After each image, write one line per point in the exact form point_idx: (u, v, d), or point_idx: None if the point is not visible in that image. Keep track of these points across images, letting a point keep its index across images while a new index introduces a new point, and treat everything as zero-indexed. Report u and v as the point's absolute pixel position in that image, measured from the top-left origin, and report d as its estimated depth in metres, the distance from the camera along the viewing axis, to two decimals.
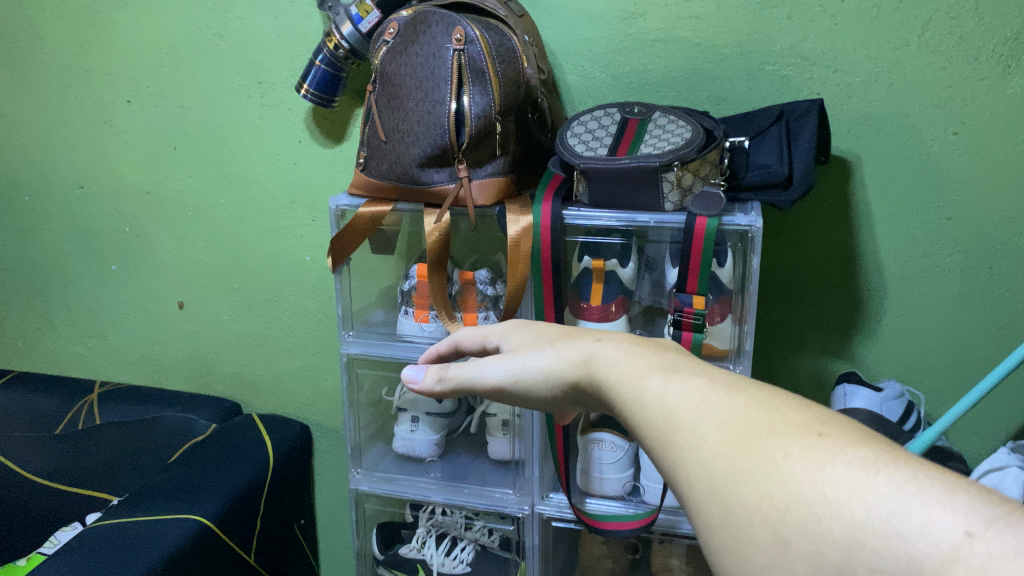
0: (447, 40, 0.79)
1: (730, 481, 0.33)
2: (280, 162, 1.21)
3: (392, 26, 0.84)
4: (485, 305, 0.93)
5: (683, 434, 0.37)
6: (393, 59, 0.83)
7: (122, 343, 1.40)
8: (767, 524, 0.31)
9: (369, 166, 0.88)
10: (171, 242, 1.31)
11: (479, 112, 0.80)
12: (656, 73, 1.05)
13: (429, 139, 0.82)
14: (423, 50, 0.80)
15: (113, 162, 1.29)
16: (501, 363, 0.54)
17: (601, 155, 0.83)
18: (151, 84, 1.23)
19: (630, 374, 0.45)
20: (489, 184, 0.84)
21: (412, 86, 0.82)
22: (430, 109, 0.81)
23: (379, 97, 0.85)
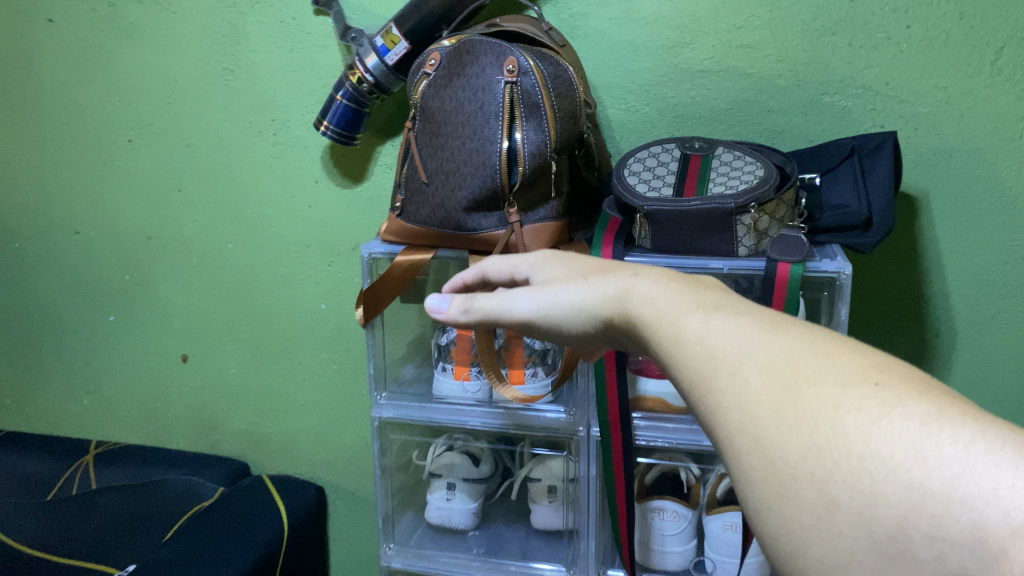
0: (499, 71, 0.72)
1: (773, 433, 0.33)
2: (295, 204, 1.13)
3: (433, 56, 0.76)
4: (533, 360, 0.83)
5: (724, 377, 0.36)
6: (436, 93, 0.75)
7: (118, 399, 1.29)
8: (814, 481, 0.31)
9: (405, 210, 0.79)
10: (174, 291, 1.21)
11: (534, 150, 0.73)
12: (705, 105, 0.97)
13: (477, 181, 0.73)
14: (472, 83, 0.73)
15: (112, 205, 1.20)
16: (530, 294, 0.51)
17: (666, 196, 0.75)
18: (155, 122, 1.15)
19: (667, 316, 0.42)
20: (542, 230, 0.76)
21: (459, 123, 0.73)
22: (479, 147, 0.73)
23: (418, 134, 0.77)
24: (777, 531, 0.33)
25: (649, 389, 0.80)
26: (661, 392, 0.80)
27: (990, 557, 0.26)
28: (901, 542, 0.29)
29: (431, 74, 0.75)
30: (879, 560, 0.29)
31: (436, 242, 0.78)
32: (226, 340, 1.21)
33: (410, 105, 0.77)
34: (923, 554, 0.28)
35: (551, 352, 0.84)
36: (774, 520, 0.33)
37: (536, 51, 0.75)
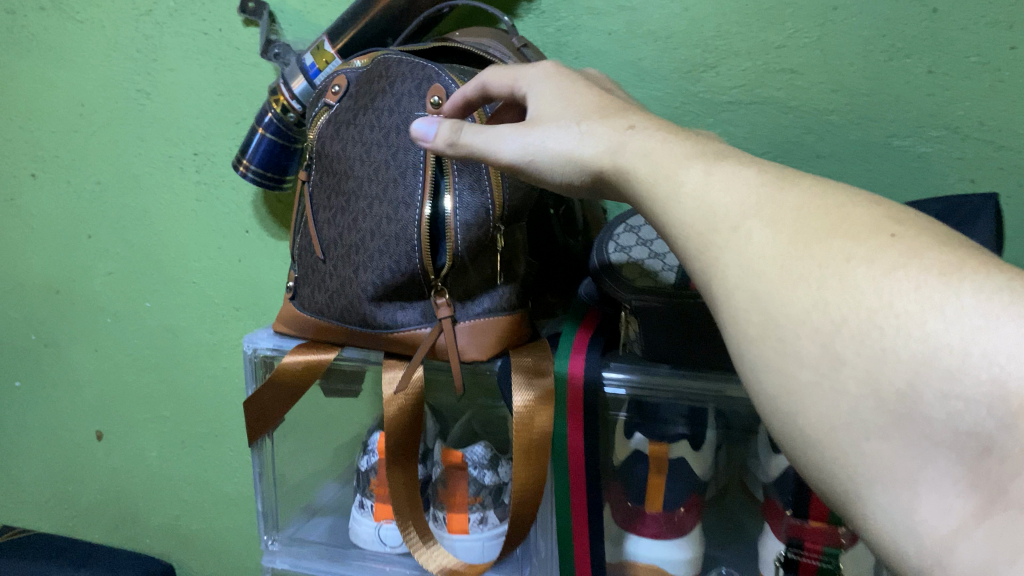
0: (420, 104, 0.51)
1: (774, 286, 0.31)
2: (221, 257, 0.92)
3: (335, 81, 0.55)
4: (481, 501, 0.60)
5: (726, 234, 0.33)
6: (336, 134, 0.54)
7: (26, 479, 1.09)
8: (817, 337, 0.29)
9: (303, 290, 0.59)
10: (85, 357, 1.01)
11: (468, 217, 0.51)
12: (733, 147, 0.73)
13: (389, 260, 0.52)
14: (382, 121, 0.52)
15: (14, 252, 0.99)
16: (515, 131, 0.44)
17: (668, 284, 0.52)
18: (60, 153, 0.94)
19: (652, 175, 0.38)
20: (486, 333, 0.54)
21: (365, 176, 0.52)
22: (392, 212, 0.51)
23: (317, 190, 0.57)
24: (773, 394, 0.31)
25: (640, 551, 0.58)
26: (655, 557, 0.57)
27: (1005, 415, 0.25)
28: (910, 403, 0.27)
29: (332, 107, 0.55)
30: (886, 426, 0.27)
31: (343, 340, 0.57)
32: (145, 418, 1.01)
33: (307, 149, 0.57)
34: (935, 415, 0.26)
35: (507, 488, 0.61)
36: (772, 385, 0.31)
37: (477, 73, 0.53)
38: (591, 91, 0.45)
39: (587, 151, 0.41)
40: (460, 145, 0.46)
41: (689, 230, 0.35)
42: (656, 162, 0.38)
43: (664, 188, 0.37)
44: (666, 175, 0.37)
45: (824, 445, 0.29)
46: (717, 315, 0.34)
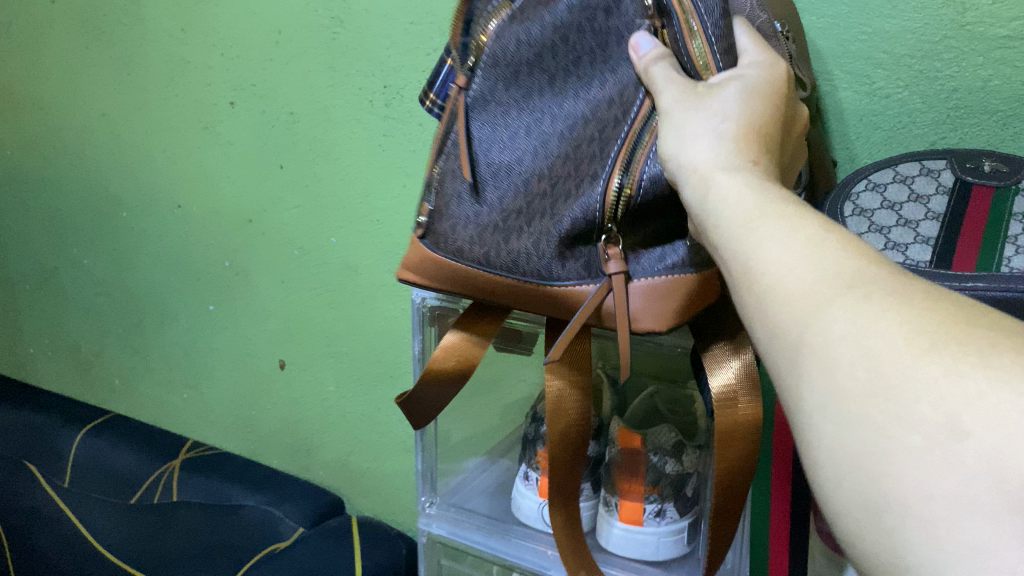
0: (639, 10, 0.46)
1: (895, 351, 0.26)
2: (405, 197, 0.88)
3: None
4: (660, 492, 0.52)
5: (847, 291, 0.29)
6: (523, 36, 0.49)
7: (218, 399, 1.13)
8: (935, 402, 0.25)
9: (443, 224, 0.54)
10: (273, 287, 1.02)
11: (662, 170, 0.46)
12: (1008, 93, 0.59)
13: (578, 192, 0.48)
14: (596, 25, 0.48)
15: (214, 178, 1.01)
16: (683, 98, 0.42)
17: (918, 266, 0.42)
18: (257, 82, 0.93)
19: (752, 208, 0.35)
20: (661, 301, 0.47)
21: (568, 93, 0.49)
22: (594, 134, 0.48)
23: (478, 101, 0.51)
24: (855, 452, 0.27)
25: None
26: None
27: None
28: None
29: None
30: (1000, 513, 0.23)
31: (490, 287, 0.53)
32: (325, 352, 1.01)
33: (476, 46, 0.50)
34: None
35: (691, 480, 0.54)
36: (855, 446, 0.27)
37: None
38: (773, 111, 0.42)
39: (706, 147, 0.39)
40: (650, 75, 0.44)
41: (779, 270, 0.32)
42: (763, 197, 0.35)
43: (766, 222, 0.34)
44: (769, 210, 0.34)
45: (904, 517, 0.25)
46: (802, 368, 0.30)
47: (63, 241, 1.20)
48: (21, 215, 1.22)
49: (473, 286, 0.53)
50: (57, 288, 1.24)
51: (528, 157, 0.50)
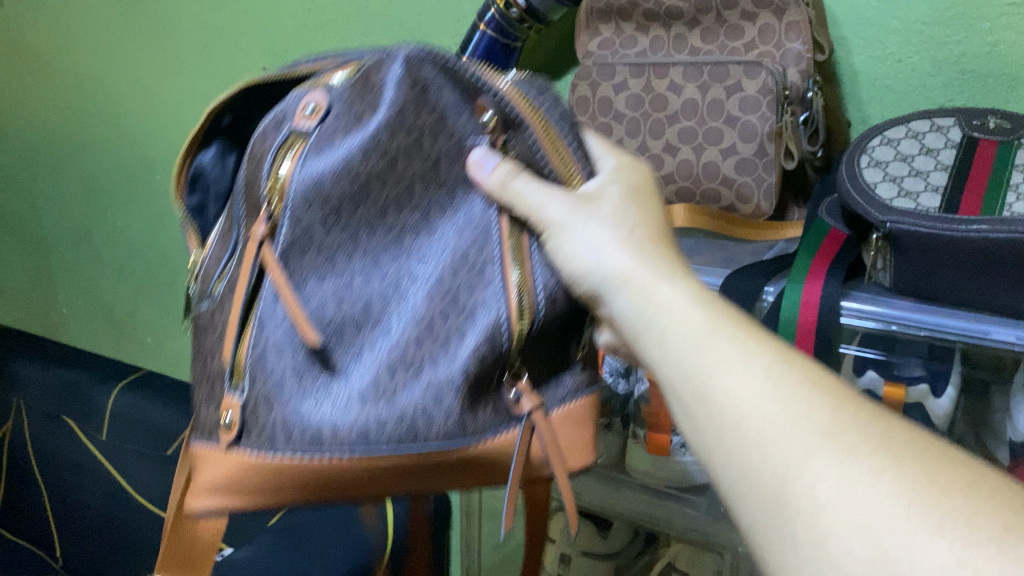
0: (473, 124, 0.40)
1: (861, 494, 0.25)
2: None
3: (317, 98, 0.40)
4: None
5: (802, 433, 0.28)
6: (338, 169, 0.39)
7: None
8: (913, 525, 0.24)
9: (259, 426, 0.39)
10: None
11: (555, 285, 0.41)
12: (1014, 58, 0.62)
13: (468, 323, 0.40)
14: (423, 147, 0.40)
15: None
16: (568, 205, 0.39)
17: (929, 210, 0.45)
18: (289, 48, 0.96)
19: (691, 340, 0.33)
20: (574, 431, 0.44)
21: (409, 223, 0.41)
22: (464, 278, 0.40)
23: (293, 248, 0.40)
24: None
25: None
26: None
27: None
28: None
29: (308, 133, 0.40)
30: None
31: (362, 478, 0.40)
32: None
33: (278, 188, 0.40)
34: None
35: None
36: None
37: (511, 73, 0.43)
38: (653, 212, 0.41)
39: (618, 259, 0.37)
40: (512, 192, 0.39)
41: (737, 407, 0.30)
42: (703, 312, 0.34)
43: (720, 342, 0.33)
44: (722, 329, 0.33)
45: None
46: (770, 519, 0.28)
47: (96, 204, 1.24)
48: (55, 179, 1.27)
49: (334, 485, 0.40)
50: (92, 250, 1.29)
51: (381, 307, 0.41)
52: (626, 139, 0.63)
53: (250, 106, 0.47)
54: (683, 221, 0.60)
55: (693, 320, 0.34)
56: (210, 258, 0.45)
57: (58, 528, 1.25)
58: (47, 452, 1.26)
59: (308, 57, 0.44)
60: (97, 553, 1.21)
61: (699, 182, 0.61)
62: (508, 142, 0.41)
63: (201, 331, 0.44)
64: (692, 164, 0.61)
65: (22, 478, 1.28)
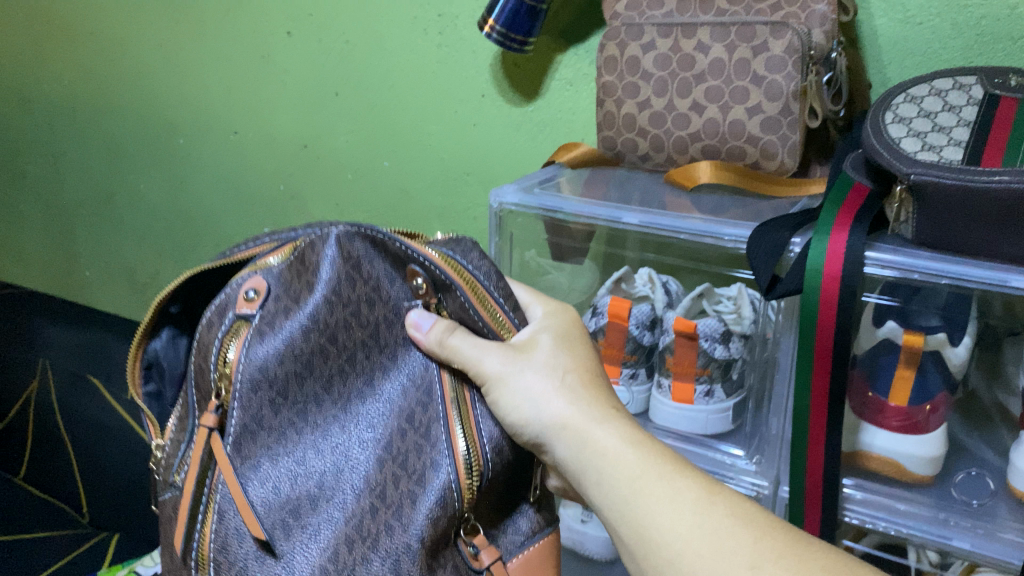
0: (405, 289, 0.44)
1: None
2: (457, 121, 0.93)
3: (253, 284, 0.42)
4: (709, 374, 0.60)
5: (722, 560, 0.36)
6: (283, 349, 0.41)
7: None
8: None
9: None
10: (328, 210, 1.08)
11: (499, 434, 0.44)
12: None
13: (418, 486, 0.41)
14: (363, 316, 0.42)
15: (270, 107, 1.06)
16: (505, 361, 0.43)
17: (952, 162, 0.47)
18: (313, 11, 0.97)
19: (626, 476, 0.41)
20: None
21: (354, 394, 0.43)
22: (412, 445, 0.42)
23: (244, 436, 0.41)
24: None
25: (876, 443, 0.56)
26: (897, 451, 0.55)
27: None
28: None
29: (251, 318, 0.41)
30: None
31: None
32: None
33: (226, 377, 0.41)
34: None
35: (737, 365, 0.60)
36: None
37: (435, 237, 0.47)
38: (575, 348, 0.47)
39: (557, 404, 0.43)
40: (450, 348, 0.42)
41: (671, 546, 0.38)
42: (629, 454, 0.41)
43: (645, 481, 0.40)
44: (651, 469, 0.41)
45: None
46: None
47: (119, 169, 1.26)
48: (78, 144, 1.29)
49: None
50: (114, 214, 1.31)
51: (331, 480, 0.42)
52: (653, 99, 0.65)
53: (199, 296, 0.48)
54: (708, 177, 0.62)
55: (628, 460, 0.41)
56: (166, 450, 0.45)
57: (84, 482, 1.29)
58: (74, 411, 1.29)
59: (242, 242, 0.46)
60: (124, 508, 1.25)
61: (725, 140, 0.63)
62: (439, 302, 0.44)
63: (167, 520, 0.44)
64: (719, 123, 0.62)
65: (48, 436, 1.32)
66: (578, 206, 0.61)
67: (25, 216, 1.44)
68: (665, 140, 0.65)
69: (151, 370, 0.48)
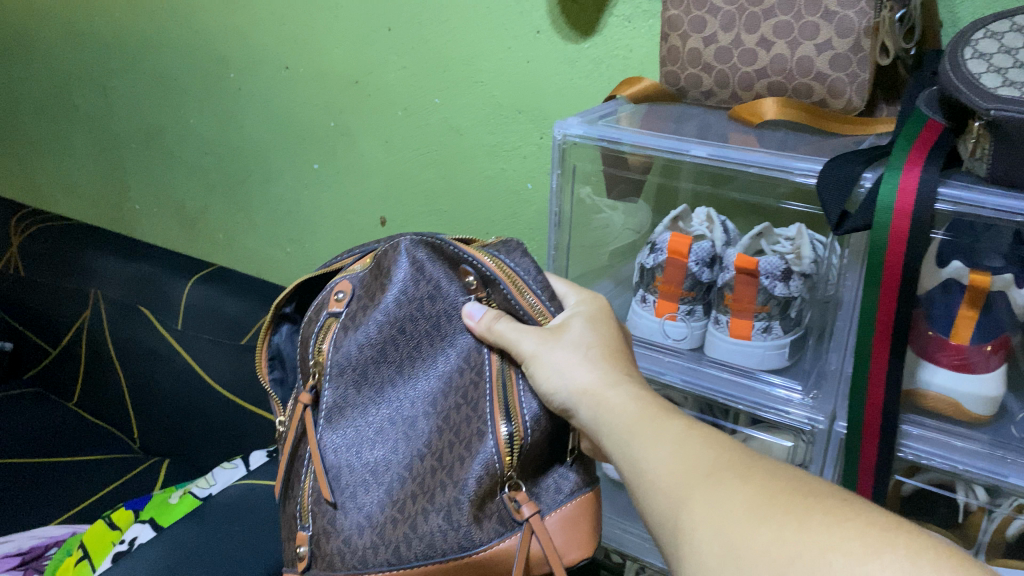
0: (460, 288, 0.54)
1: (733, 533, 0.34)
2: (510, 58, 0.91)
3: (341, 287, 0.55)
4: (769, 310, 0.60)
5: (696, 489, 0.37)
6: (364, 339, 0.53)
7: (318, 253, 1.23)
8: (768, 549, 0.32)
9: (326, 547, 0.53)
10: (377, 147, 1.08)
11: (538, 407, 0.50)
12: None
13: (469, 451, 0.50)
14: (426, 310, 0.53)
15: (320, 40, 1.05)
16: (537, 337, 0.49)
17: None
18: None
19: (627, 423, 0.43)
20: (573, 529, 0.51)
21: (418, 375, 0.53)
22: (465, 418, 0.51)
23: (329, 410, 0.53)
24: None
25: (934, 381, 0.56)
26: (955, 390, 0.55)
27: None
28: None
29: (338, 314, 0.54)
30: None
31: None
32: (425, 210, 1.09)
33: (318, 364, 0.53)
34: None
35: (796, 302, 0.61)
36: None
37: (489, 241, 0.56)
38: (610, 331, 0.51)
39: (579, 371, 0.47)
40: (494, 330, 0.51)
41: (649, 473, 0.40)
42: (637, 407, 0.44)
43: (643, 428, 0.43)
44: (650, 416, 0.43)
45: None
46: (681, 556, 0.36)
47: (170, 101, 1.27)
48: (129, 77, 1.30)
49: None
50: (164, 147, 1.32)
51: (399, 446, 0.52)
52: (720, 34, 0.64)
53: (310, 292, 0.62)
54: (774, 114, 0.62)
55: (626, 409, 0.44)
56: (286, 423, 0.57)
57: (135, 407, 1.34)
58: (124, 340, 1.32)
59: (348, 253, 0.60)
60: (174, 435, 1.29)
61: (792, 77, 0.62)
62: (488, 296, 0.54)
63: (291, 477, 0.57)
64: (786, 59, 0.62)
65: (103, 361, 1.37)
66: (641, 139, 0.62)
67: (76, 147, 1.46)
68: (730, 76, 0.65)
69: (275, 360, 0.63)
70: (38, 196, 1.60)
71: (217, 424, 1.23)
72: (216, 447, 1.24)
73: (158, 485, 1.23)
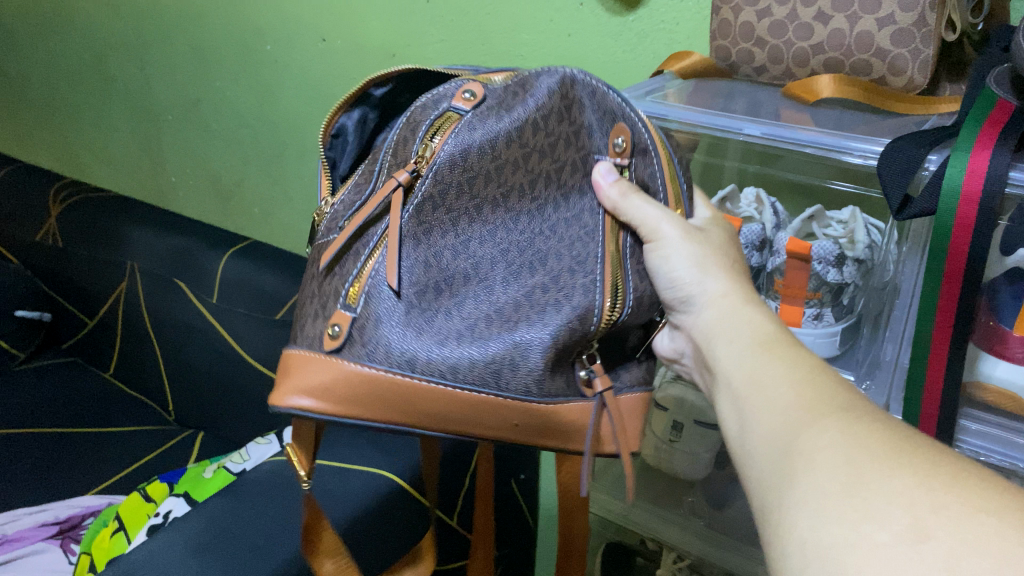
0: (605, 145, 0.52)
1: (870, 470, 0.30)
2: (551, 31, 0.89)
3: (475, 85, 0.46)
4: (820, 297, 0.59)
5: (843, 424, 0.33)
6: (487, 143, 0.46)
7: None
8: (910, 493, 0.28)
9: (364, 335, 0.45)
10: None
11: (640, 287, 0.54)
12: None
13: (564, 299, 0.50)
14: (557, 150, 0.49)
15: (358, 12, 1.03)
16: (676, 225, 0.51)
17: None
18: None
19: (767, 335, 0.45)
20: (631, 418, 0.56)
21: (522, 208, 0.50)
22: (569, 270, 0.51)
23: (428, 202, 0.46)
24: (821, 534, 0.29)
25: (995, 374, 0.54)
26: (1017, 384, 0.53)
27: None
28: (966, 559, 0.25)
29: (462, 114, 0.46)
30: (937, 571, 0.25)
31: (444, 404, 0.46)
32: None
33: (426, 152, 0.45)
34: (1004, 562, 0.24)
35: (850, 289, 0.58)
36: (818, 537, 0.29)
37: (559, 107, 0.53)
38: (730, 248, 0.54)
39: (710, 281, 0.51)
40: (626, 199, 0.50)
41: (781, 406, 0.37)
42: (772, 326, 0.46)
43: (779, 346, 0.43)
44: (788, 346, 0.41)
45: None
46: (797, 481, 0.32)
47: (205, 73, 1.26)
48: (165, 48, 1.29)
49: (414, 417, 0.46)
50: (200, 119, 1.32)
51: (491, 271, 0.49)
52: (774, 7, 0.61)
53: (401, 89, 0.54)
54: (830, 91, 0.59)
55: (762, 329, 0.46)
56: (338, 203, 0.47)
57: (171, 379, 1.35)
58: (160, 312, 1.33)
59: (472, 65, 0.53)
60: (210, 407, 1.30)
61: (850, 53, 0.59)
62: (630, 168, 0.52)
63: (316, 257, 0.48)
64: (845, 34, 0.59)
65: (139, 333, 1.37)
66: (690, 116, 0.60)
67: (114, 118, 1.46)
68: (785, 51, 0.62)
69: (338, 139, 0.54)
70: (77, 166, 1.61)
71: (252, 398, 1.24)
72: (252, 421, 1.25)
73: (193, 458, 1.23)
